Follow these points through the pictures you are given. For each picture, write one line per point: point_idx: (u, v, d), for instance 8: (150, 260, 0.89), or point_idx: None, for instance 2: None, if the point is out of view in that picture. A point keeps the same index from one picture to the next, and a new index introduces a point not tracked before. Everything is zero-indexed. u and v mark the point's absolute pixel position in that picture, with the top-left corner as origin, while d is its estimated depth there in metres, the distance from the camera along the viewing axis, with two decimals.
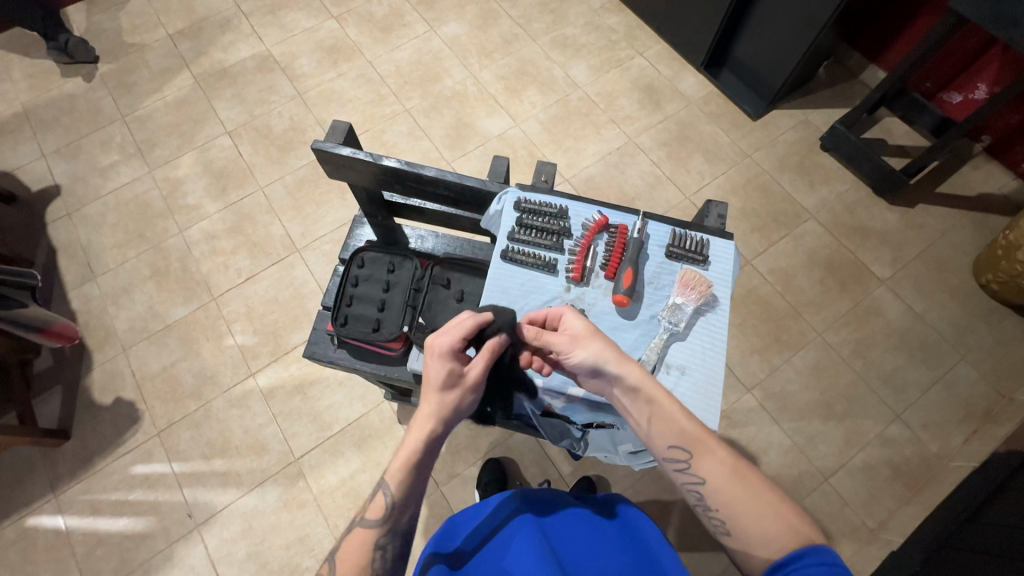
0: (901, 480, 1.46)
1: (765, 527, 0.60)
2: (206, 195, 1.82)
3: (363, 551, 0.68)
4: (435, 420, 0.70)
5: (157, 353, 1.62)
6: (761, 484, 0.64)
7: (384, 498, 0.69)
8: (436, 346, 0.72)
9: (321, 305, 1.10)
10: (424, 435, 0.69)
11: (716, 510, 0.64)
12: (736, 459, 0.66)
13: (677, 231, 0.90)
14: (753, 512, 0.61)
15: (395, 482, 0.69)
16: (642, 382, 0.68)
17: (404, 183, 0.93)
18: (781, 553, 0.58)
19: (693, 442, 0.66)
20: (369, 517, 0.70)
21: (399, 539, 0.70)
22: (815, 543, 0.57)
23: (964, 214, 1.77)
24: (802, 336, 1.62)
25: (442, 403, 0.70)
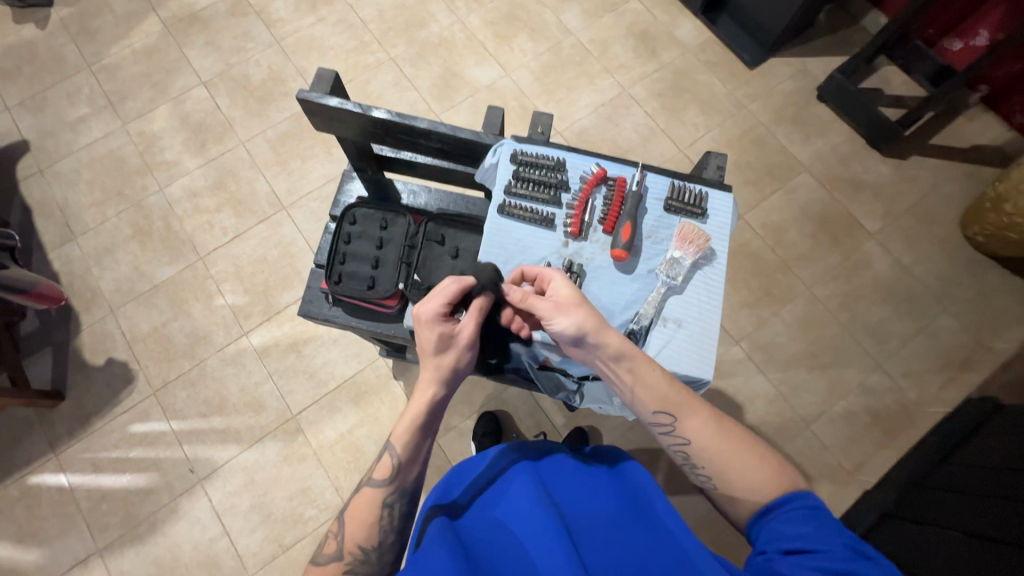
0: (879, 425, 1.52)
1: (745, 476, 0.63)
2: (185, 150, 1.75)
3: (372, 509, 0.70)
4: (436, 382, 0.73)
5: (146, 313, 1.60)
6: (744, 438, 0.66)
7: (391, 459, 0.72)
8: (424, 314, 0.73)
9: (314, 263, 1.08)
10: (425, 397, 0.72)
11: (703, 467, 0.66)
12: (718, 416, 0.68)
13: (675, 183, 0.89)
14: (741, 466, 0.64)
15: (400, 442, 0.72)
16: (623, 351, 0.69)
17: (395, 136, 0.90)
18: (768, 500, 0.62)
19: (675, 406, 0.68)
20: (376, 477, 0.72)
21: (405, 498, 0.72)
22: (801, 490, 0.61)
23: (957, 167, 1.77)
24: (791, 289, 1.64)
25: (440, 365, 0.73)
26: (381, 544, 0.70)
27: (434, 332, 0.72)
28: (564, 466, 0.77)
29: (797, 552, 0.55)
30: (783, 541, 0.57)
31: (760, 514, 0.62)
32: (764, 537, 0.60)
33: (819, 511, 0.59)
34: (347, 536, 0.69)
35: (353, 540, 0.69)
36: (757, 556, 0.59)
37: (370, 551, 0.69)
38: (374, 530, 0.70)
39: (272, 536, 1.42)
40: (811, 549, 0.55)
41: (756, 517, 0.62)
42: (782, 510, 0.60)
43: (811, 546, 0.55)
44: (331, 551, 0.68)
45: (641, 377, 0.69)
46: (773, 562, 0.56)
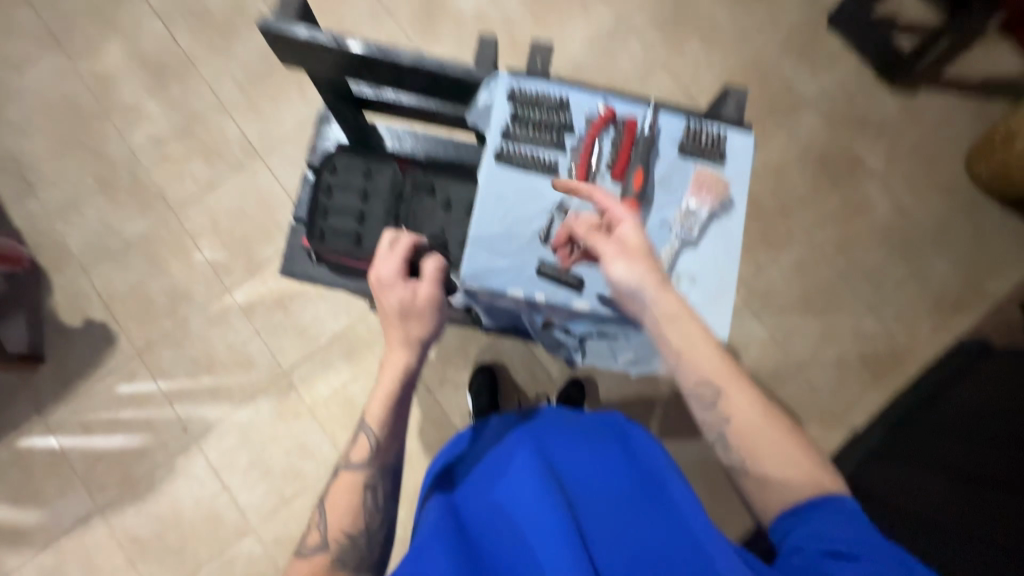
0: (870, 368, 1.54)
1: (778, 467, 0.62)
2: (144, 92, 1.61)
3: (353, 493, 0.70)
4: (405, 349, 0.71)
5: (121, 272, 1.52)
6: (783, 426, 0.65)
7: (367, 439, 0.71)
8: (383, 276, 0.73)
9: (294, 218, 1.01)
10: (396, 368, 0.71)
11: (736, 450, 0.65)
12: (763, 400, 0.66)
13: (691, 124, 0.83)
14: (777, 458, 0.62)
15: (375, 422, 0.71)
16: (678, 311, 0.67)
17: (376, 74, 0.81)
18: (804, 497, 0.60)
19: (720, 382, 0.65)
20: (353, 460, 0.71)
21: (385, 478, 0.73)
22: (836, 491, 0.60)
23: (966, 102, 1.69)
24: (790, 234, 1.60)
25: (405, 331, 0.71)
26: (366, 528, 0.69)
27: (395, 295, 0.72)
28: (564, 430, 0.74)
29: (843, 556, 0.53)
30: (827, 542, 0.55)
31: (792, 510, 0.60)
32: (800, 536, 0.58)
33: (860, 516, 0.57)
34: (331, 524, 0.68)
35: (337, 526, 0.68)
36: (794, 555, 0.57)
37: (357, 535, 0.68)
38: (358, 514, 0.69)
39: (272, 491, 1.43)
40: (858, 554, 0.53)
41: (785, 512, 0.61)
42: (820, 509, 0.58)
43: (859, 551, 0.53)
44: (316, 542, 0.67)
45: (694, 343, 0.67)
46: (817, 564, 0.54)
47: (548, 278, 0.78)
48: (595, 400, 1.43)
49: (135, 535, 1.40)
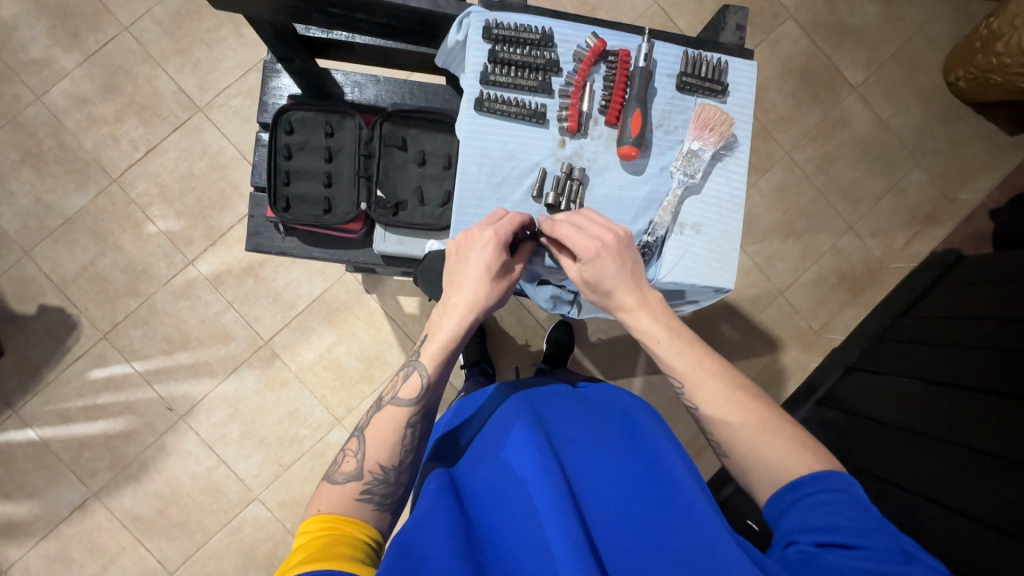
0: (846, 285, 1.57)
1: (760, 448, 0.60)
2: (54, 43, 1.40)
3: (395, 429, 0.65)
4: (483, 309, 0.68)
5: (68, 251, 1.40)
6: (763, 410, 0.62)
7: (420, 377, 0.67)
8: (494, 235, 0.66)
9: (253, 187, 0.92)
10: (463, 321, 0.67)
11: (711, 433, 0.64)
12: (735, 389, 0.64)
13: (689, 53, 0.76)
14: (758, 436, 0.61)
15: (430, 361, 0.67)
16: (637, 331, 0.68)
17: (324, 11, 0.70)
18: (791, 475, 0.58)
19: (684, 376, 0.65)
20: (401, 396, 0.67)
21: (427, 418, 0.68)
22: (827, 469, 0.58)
23: (946, 2, 1.62)
24: (770, 157, 1.57)
25: (489, 293, 0.67)
26: (402, 463, 0.65)
27: (494, 258, 0.66)
28: (564, 399, 0.75)
29: (839, 547, 0.51)
30: (819, 532, 0.52)
31: (786, 488, 0.57)
32: (792, 522, 0.55)
33: (853, 493, 0.55)
34: (368, 454, 0.63)
35: (374, 458, 0.63)
36: (786, 544, 0.54)
37: (391, 470, 0.63)
38: (396, 449, 0.65)
39: (271, 458, 1.42)
40: (853, 545, 0.50)
41: (781, 491, 0.58)
42: (809, 490, 0.56)
43: (856, 541, 0.50)
44: (349, 471, 0.62)
45: (656, 347, 0.67)
46: (808, 556, 0.51)
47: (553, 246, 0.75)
48: (584, 341, 1.44)
49: (137, 514, 1.40)
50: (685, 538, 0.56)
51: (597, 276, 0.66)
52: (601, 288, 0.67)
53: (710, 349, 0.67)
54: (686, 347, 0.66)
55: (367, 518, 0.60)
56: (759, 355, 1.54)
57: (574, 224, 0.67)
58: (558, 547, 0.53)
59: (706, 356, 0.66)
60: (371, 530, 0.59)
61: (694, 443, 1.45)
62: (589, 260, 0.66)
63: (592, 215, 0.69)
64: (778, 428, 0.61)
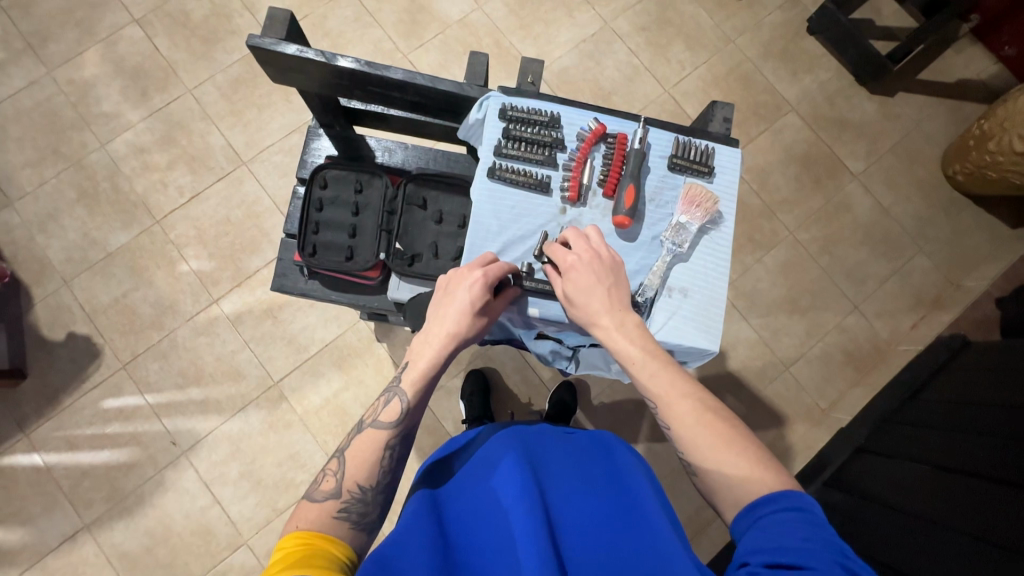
0: (852, 364, 1.58)
1: (723, 466, 0.61)
2: (124, 100, 1.58)
3: (374, 450, 0.68)
4: (461, 342, 0.72)
5: (105, 284, 1.50)
6: (727, 429, 0.63)
7: (399, 403, 0.70)
8: (482, 275, 0.72)
9: (285, 233, 1.01)
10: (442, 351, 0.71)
11: (683, 454, 0.65)
12: (703, 407, 0.65)
13: (680, 139, 0.84)
14: (720, 456, 0.61)
15: (410, 387, 0.70)
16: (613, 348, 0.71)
17: (365, 89, 0.81)
18: (755, 495, 0.58)
19: (656, 396, 0.67)
20: (381, 419, 0.69)
21: (405, 443, 0.71)
22: (784, 490, 0.57)
23: (941, 103, 1.74)
24: (774, 235, 1.63)
25: (470, 329, 0.72)
26: (380, 485, 0.66)
27: (476, 296, 0.71)
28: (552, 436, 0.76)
29: (785, 567, 0.49)
30: (770, 552, 0.51)
31: (746, 509, 0.58)
32: (747, 545, 0.53)
33: (809, 516, 0.54)
34: (346, 474, 0.65)
35: (352, 478, 0.65)
36: (739, 567, 0.52)
37: (369, 490, 0.65)
38: (374, 471, 0.67)
39: (265, 502, 1.42)
40: (800, 565, 0.48)
41: (742, 511, 0.58)
42: (765, 514, 0.55)
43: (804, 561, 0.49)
44: (329, 489, 0.64)
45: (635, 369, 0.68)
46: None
47: (536, 293, 0.80)
48: (587, 404, 1.45)
49: (124, 550, 1.38)
50: (652, 573, 0.56)
51: (577, 289, 0.72)
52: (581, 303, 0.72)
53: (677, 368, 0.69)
54: (657, 364, 0.68)
55: (344, 537, 0.61)
56: (764, 430, 1.52)
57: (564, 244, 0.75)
58: (526, 570, 0.53)
59: (675, 375, 0.67)
60: (348, 548, 0.60)
61: (696, 519, 1.40)
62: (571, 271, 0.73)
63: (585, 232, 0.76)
64: (741, 449, 0.61)
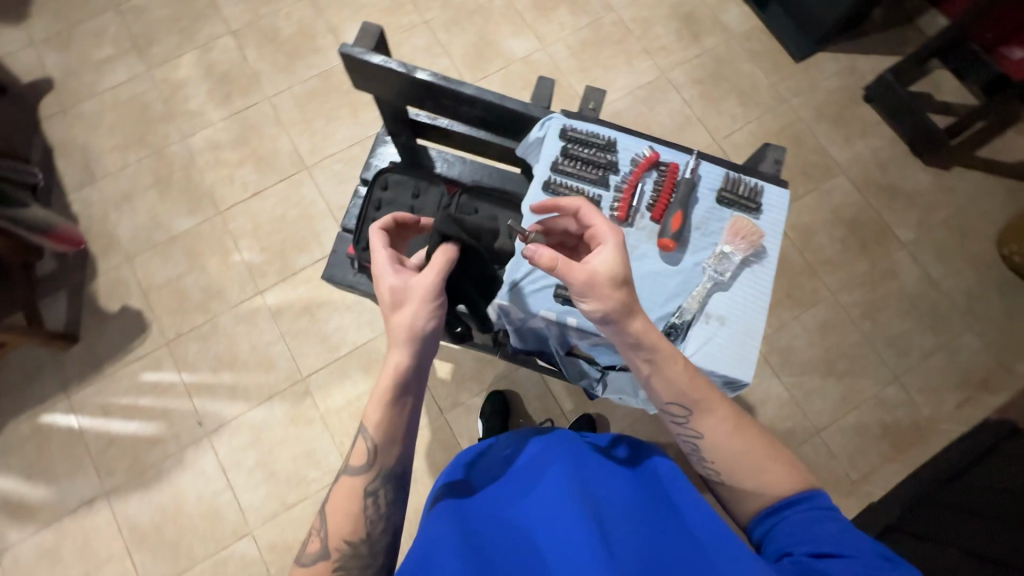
0: (888, 439, 1.51)
1: (761, 477, 0.65)
2: (209, 100, 1.72)
3: (354, 499, 0.67)
4: (396, 345, 0.69)
5: (163, 264, 1.59)
6: (758, 437, 0.68)
7: (365, 442, 0.69)
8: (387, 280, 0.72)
9: (342, 228, 1.09)
10: (393, 364, 0.69)
11: (711, 461, 0.68)
12: (737, 416, 0.69)
13: (731, 174, 0.86)
14: (758, 466, 0.65)
15: (371, 424, 0.69)
16: (645, 337, 0.66)
17: (437, 101, 0.87)
18: (779, 499, 0.64)
19: (695, 402, 0.67)
20: (353, 464, 0.69)
21: (390, 484, 0.70)
22: (812, 491, 0.64)
23: (1000, 182, 1.71)
24: (814, 294, 1.61)
25: (405, 322, 0.70)
26: (371, 535, 0.66)
27: (388, 285, 0.72)
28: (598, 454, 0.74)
29: (827, 555, 0.56)
30: (811, 544, 0.57)
31: (767, 511, 0.64)
32: (784, 540, 0.60)
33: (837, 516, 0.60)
34: (331, 532, 0.65)
35: (338, 534, 0.65)
36: (780, 558, 0.59)
37: (360, 544, 0.65)
38: (359, 522, 0.66)
39: (275, 494, 1.43)
40: (839, 553, 0.55)
41: (762, 514, 0.64)
42: (796, 510, 0.62)
43: (836, 550, 0.56)
44: (317, 550, 0.64)
45: (662, 372, 0.67)
46: (801, 564, 0.56)
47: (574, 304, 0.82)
48: None
49: (136, 523, 1.41)
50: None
51: (609, 264, 0.66)
52: (612, 281, 0.66)
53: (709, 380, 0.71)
54: (695, 374, 0.69)
55: None
56: None
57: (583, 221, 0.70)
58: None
59: (712, 386, 0.69)
60: None
61: None
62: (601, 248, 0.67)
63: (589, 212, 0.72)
64: (776, 458, 0.66)
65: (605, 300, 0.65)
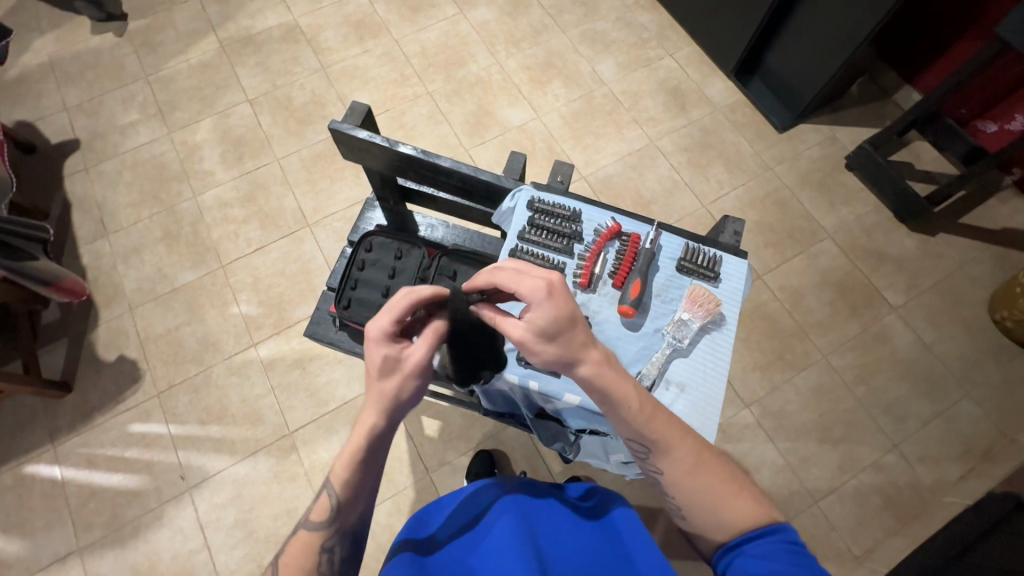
0: (890, 511, 1.45)
1: (722, 512, 0.64)
2: (222, 162, 1.83)
3: (309, 555, 0.67)
4: (379, 412, 0.65)
5: (163, 314, 1.63)
6: (721, 468, 0.67)
7: (328, 499, 0.68)
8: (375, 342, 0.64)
9: (327, 286, 1.14)
10: (368, 428, 0.65)
11: (674, 497, 0.67)
12: (699, 450, 0.67)
13: (690, 245, 0.90)
14: (719, 501, 0.64)
15: (337, 481, 0.68)
16: (595, 375, 0.64)
17: (418, 172, 0.93)
18: (736, 535, 0.63)
19: (654, 441, 0.66)
20: (313, 519, 0.68)
21: (347, 540, 0.70)
22: (772, 524, 0.62)
23: (986, 249, 1.73)
24: (806, 356, 1.60)
25: (388, 392, 0.65)
26: None
27: (380, 352, 0.64)
28: (555, 513, 0.74)
29: None
30: None
31: (731, 545, 0.62)
32: None
33: (790, 550, 0.59)
34: None
35: None
36: None
37: None
38: None
39: (252, 555, 1.39)
40: None
41: (725, 547, 0.63)
42: (752, 547, 0.61)
43: None
44: None
45: (621, 412, 0.65)
46: None
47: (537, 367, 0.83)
48: None
49: None
50: None
51: (544, 323, 0.62)
52: (549, 338, 0.62)
53: (673, 416, 0.68)
54: (654, 412, 0.66)
55: None
56: None
57: (513, 276, 0.65)
58: None
59: (673, 424, 0.66)
60: None
61: None
62: (535, 304, 0.62)
63: (526, 265, 0.66)
64: (741, 495, 0.65)
65: (544, 355, 0.64)
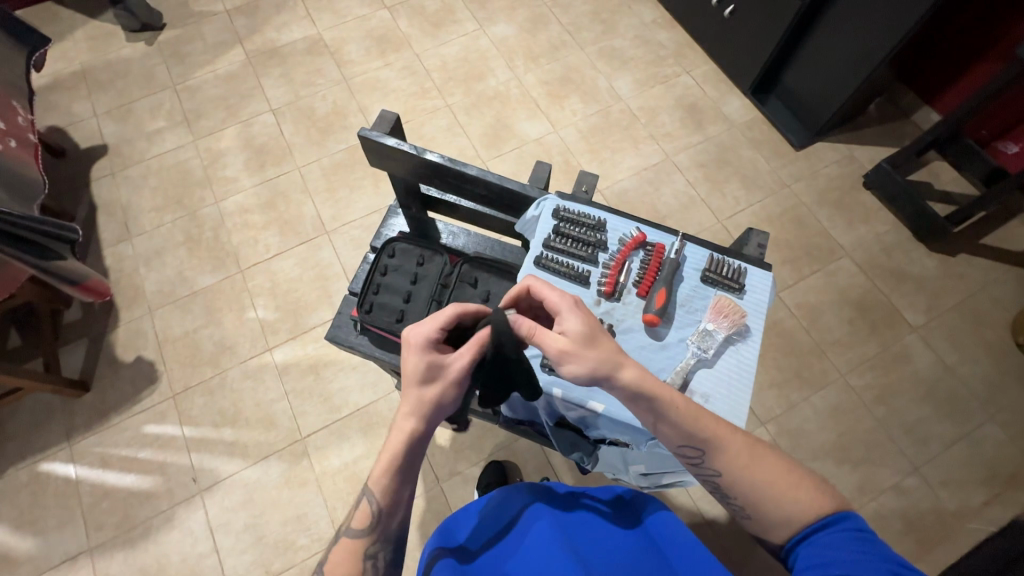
0: (912, 536, 1.41)
1: (788, 503, 0.62)
2: (244, 169, 1.86)
3: (353, 561, 0.68)
4: (417, 417, 0.68)
5: (181, 317, 1.66)
6: (779, 460, 0.65)
7: (369, 505, 0.68)
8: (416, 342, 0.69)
9: (348, 291, 1.14)
10: (407, 433, 0.67)
11: (736, 498, 0.66)
12: (752, 444, 0.66)
13: (714, 256, 0.91)
14: (779, 496, 0.63)
15: (378, 489, 0.68)
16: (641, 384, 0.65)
17: (444, 180, 0.94)
18: (806, 526, 0.62)
19: (705, 441, 0.65)
20: (355, 526, 0.69)
21: (390, 545, 0.70)
22: (840, 512, 0.62)
23: (1009, 270, 1.71)
24: (824, 374, 1.58)
25: (427, 398, 0.67)
26: None
27: (422, 357, 0.68)
28: (590, 524, 0.74)
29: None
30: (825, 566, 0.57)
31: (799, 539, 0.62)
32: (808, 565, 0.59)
33: (857, 534, 0.59)
34: None
35: None
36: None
37: None
38: None
39: (261, 560, 1.39)
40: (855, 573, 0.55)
41: (797, 540, 0.62)
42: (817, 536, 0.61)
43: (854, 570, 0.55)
44: None
45: (672, 419, 0.66)
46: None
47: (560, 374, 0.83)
48: None
49: None
50: None
51: None
52: None
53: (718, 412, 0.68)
54: (701, 410, 0.67)
55: None
56: None
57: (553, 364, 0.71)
58: None
59: (719, 420, 0.67)
60: None
61: None
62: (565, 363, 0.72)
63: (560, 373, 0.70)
64: (800, 483, 0.64)
65: None
